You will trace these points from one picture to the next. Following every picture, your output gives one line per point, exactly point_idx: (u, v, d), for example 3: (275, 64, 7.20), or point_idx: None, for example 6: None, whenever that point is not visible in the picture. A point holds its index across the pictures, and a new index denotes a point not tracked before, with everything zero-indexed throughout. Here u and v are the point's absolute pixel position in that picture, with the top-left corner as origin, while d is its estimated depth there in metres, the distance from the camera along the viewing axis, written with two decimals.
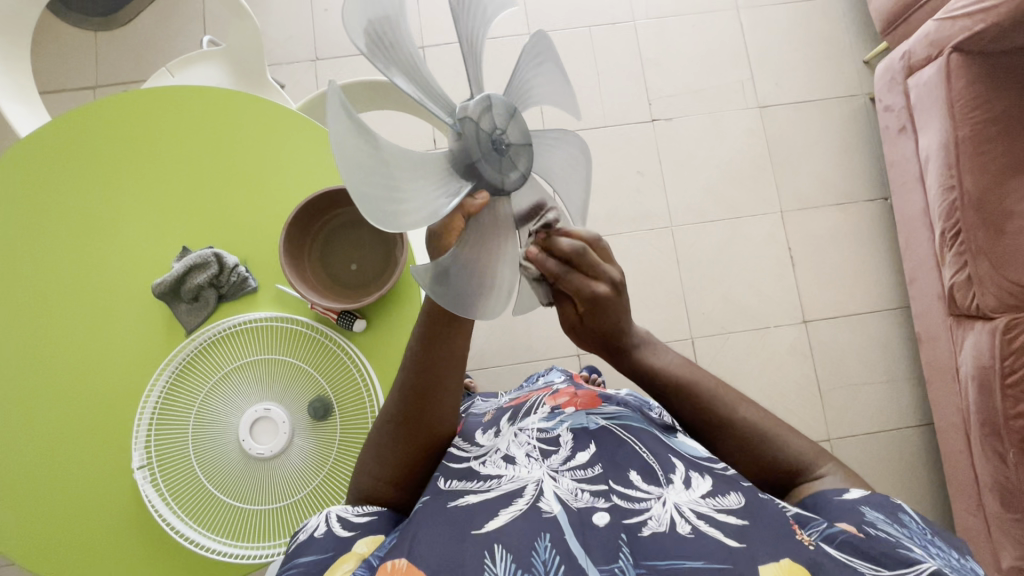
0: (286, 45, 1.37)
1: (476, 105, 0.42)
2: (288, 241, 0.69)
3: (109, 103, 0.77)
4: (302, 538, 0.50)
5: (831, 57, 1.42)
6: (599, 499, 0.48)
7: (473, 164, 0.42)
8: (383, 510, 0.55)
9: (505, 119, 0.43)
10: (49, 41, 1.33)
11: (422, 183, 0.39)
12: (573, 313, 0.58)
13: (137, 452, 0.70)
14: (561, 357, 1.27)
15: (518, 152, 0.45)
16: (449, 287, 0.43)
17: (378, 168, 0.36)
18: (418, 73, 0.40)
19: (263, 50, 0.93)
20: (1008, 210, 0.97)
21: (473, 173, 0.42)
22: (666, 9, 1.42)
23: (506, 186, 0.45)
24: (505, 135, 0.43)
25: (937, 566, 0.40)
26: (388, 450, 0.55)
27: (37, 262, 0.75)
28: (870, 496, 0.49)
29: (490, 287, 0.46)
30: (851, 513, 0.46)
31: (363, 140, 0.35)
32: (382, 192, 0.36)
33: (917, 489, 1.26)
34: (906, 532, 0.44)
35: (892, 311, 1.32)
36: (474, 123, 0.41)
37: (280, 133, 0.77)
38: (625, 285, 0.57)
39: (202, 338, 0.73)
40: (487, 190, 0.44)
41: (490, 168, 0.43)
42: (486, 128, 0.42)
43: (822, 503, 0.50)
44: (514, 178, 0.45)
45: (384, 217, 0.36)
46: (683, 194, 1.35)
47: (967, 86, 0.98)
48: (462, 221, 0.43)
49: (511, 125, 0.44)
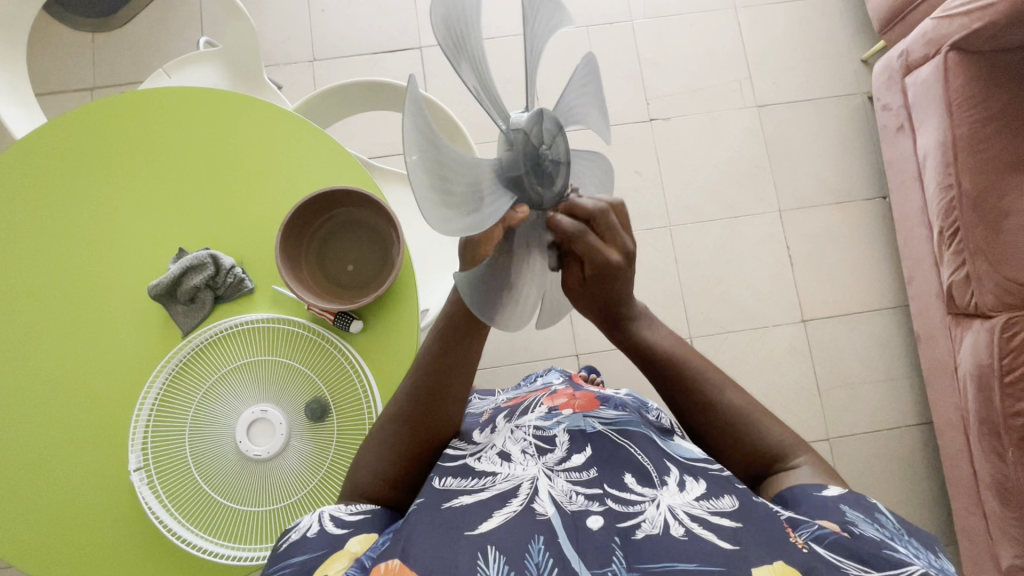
0: (284, 46, 1.37)
1: (528, 120, 0.42)
2: (285, 240, 0.68)
3: (104, 105, 0.77)
4: (295, 537, 0.49)
5: (828, 56, 1.42)
6: (593, 502, 0.48)
7: (517, 176, 0.41)
8: (377, 508, 0.54)
9: (546, 136, 0.44)
10: (47, 42, 1.33)
11: (472, 190, 0.37)
12: (577, 276, 0.52)
13: (134, 454, 0.70)
14: (560, 358, 1.27)
15: (556, 171, 0.46)
16: (488, 302, 0.41)
17: (436, 164, 0.34)
18: (481, 74, 0.39)
19: (260, 51, 0.93)
20: (1006, 208, 0.96)
21: (516, 185, 0.41)
22: (663, 8, 1.42)
23: (547, 199, 0.46)
24: (547, 151, 0.44)
25: (924, 569, 0.40)
26: (389, 448, 0.56)
27: (33, 263, 0.75)
28: (846, 493, 0.49)
29: (519, 299, 0.45)
30: (834, 512, 0.46)
31: (429, 142, 0.34)
32: (444, 194, 0.34)
33: (916, 488, 1.26)
34: (891, 531, 0.44)
35: (891, 310, 1.32)
36: (524, 135, 0.41)
37: (278, 134, 0.77)
38: (633, 258, 0.53)
39: (198, 340, 0.73)
40: (528, 205, 0.43)
41: (532, 183, 0.43)
42: (533, 140, 0.42)
43: (802, 499, 0.50)
44: (550, 196, 0.46)
45: (435, 213, 0.33)
46: (682, 194, 1.35)
47: (964, 85, 0.98)
48: (502, 232, 0.42)
49: (550, 141, 0.45)
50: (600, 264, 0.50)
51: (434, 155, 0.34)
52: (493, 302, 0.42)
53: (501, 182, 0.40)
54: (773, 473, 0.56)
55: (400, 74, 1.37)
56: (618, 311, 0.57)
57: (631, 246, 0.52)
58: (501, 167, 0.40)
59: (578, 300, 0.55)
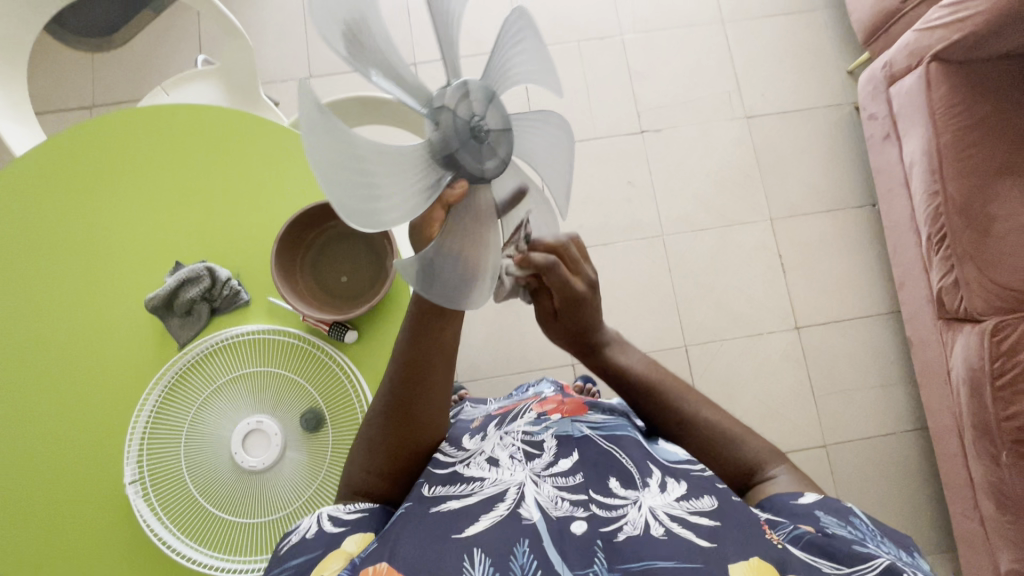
0: (281, 63, 1.39)
1: (453, 94, 0.43)
2: (279, 256, 0.70)
3: (103, 122, 0.78)
4: (295, 539, 0.50)
5: (815, 67, 1.45)
6: (578, 508, 0.48)
7: (451, 155, 0.43)
8: (375, 506, 0.55)
9: (482, 106, 0.44)
10: (47, 62, 1.35)
11: (402, 179, 0.40)
12: (549, 306, 0.65)
13: (129, 466, 0.70)
14: (555, 367, 1.27)
15: (498, 138, 0.46)
16: (439, 279, 0.45)
17: (357, 173, 0.37)
18: (387, 61, 0.40)
19: (256, 70, 0.95)
20: (991, 214, 0.98)
21: (452, 164, 0.44)
22: (653, 22, 1.45)
23: (494, 168, 0.47)
24: (483, 121, 0.44)
25: (890, 560, 0.41)
26: (377, 445, 0.55)
27: (29, 279, 0.76)
28: (822, 499, 0.50)
29: (478, 276, 0.48)
30: (808, 518, 0.47)
31: (342, 146, 0.36)
32: (362, 194, 0.37)
33: (913, 494, 1.26)
34: (865, 531, 0.45)
35: (884, 316, 1.33)
36: (450, 113, 0.43)
37: (271, 149, 0.79)
38: (597, 287, 0.65)
39: (196, 351, 0.74)
40: (467, 179, 0.45)
41: (469, 157, 0.44)
42: (467, 115, 0.43)
43: (779, 507, 0.50)
44: (494, 164, 0.47)
45: (365, 218, 0.37)
46: (674, 203, 1.36)
47: (947, 94, 1.00)
48: (442, 213, 0.45)
49: (489, 111, 0.45)
50: (567, 293, 0.62)
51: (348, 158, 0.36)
52: (443, 278, 0.45)
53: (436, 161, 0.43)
54: (753, 486, 0.56)
55: None
56: (588, 338, 0.69)
57: (593, 277, 0.65)
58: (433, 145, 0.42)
59: (552, 326, 0.67)
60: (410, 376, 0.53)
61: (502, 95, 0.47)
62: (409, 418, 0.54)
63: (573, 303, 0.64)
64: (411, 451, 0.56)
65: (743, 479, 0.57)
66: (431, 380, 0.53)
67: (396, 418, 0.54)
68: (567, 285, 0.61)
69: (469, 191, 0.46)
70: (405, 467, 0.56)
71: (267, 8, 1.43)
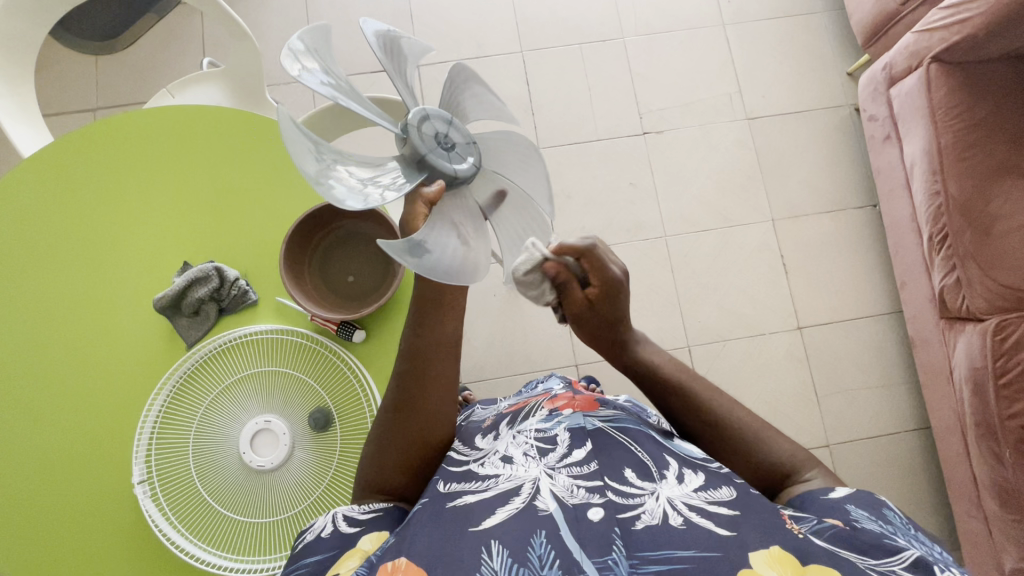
0: (284, 65, 1.40)
1: (416, 116, 0.49)
2: (287, 254, 0.70)
3: (115, 122, 0.79)
4: (310, 540, 0.51)
5: (815, 70, 1.46)
6: (594, 495, 0.48)
7: (422, 160, 0.48)
8: (389, 504, 0.55)
9: (441, 121, 0.50)
10: (51, 65, 1.36)
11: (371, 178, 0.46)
12: (583, 300, 0.64)
13: (138, 467, 0.70)
14: (560, 367, 1.28)
15: (464, 150, 0.52)
16: (428, 261, 0.46)
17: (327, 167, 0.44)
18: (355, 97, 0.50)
19: (264, 73, 0.95)
20: (992, 214, 0.99)
21: (425, 167, 0.49)
22: (654, 25, 1.46)
23: (466, 171, 0.51)
24: (447, 136, 0.50)
25: (919, 553, 0.42)
26: (390, 442, 0.56)
27: (38, 278, 0.76)
28: (857, 496, 0.50)
29: (470, 266, 0.50)
30: (840, 512, 0.48)
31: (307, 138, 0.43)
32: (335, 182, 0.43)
33: (917, 495, 1.27)
34: (894, 527, 0.45)
35: (885, 315, 1.34)
36: (417, 128, 0.49)
37: (282, 149, 0.79)
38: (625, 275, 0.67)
39: (204, 351, 0.74)
40: (443, 179, 0.49)
41: (440, 161, 0.49)
42: (427, 127, 0.49)
43: (812, 503, 0.51)
44: (467, 169, 0.51)
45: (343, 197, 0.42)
46: (677, 204, 1.37)
47: (947, 95, 1.01)
48: (425, 207, 0.48)
49: (449, 126, 0.51)
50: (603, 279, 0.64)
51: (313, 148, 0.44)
52: (434, 262, 0.46)
53: (404, 169, 0.49)
54: (783, 489, 0.57)
55: (398, 91, 1.40)
56: (617, 332, 0.69)
57: (620, 265, 0.67)
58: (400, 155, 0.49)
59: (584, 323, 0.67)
60: (417, 370, 0.54)
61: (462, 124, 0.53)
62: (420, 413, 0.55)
63: (608, 290, 0.65)
64: (425, 447, 0.56)
65: (778, 480, 0.57)
66: (434, 376, 0.55)
67: (407, 415, 0.55)
68: (605, 268, 0.64)
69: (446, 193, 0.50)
70: (421, 466, 0.57)
71: (270, 10, 1.43)
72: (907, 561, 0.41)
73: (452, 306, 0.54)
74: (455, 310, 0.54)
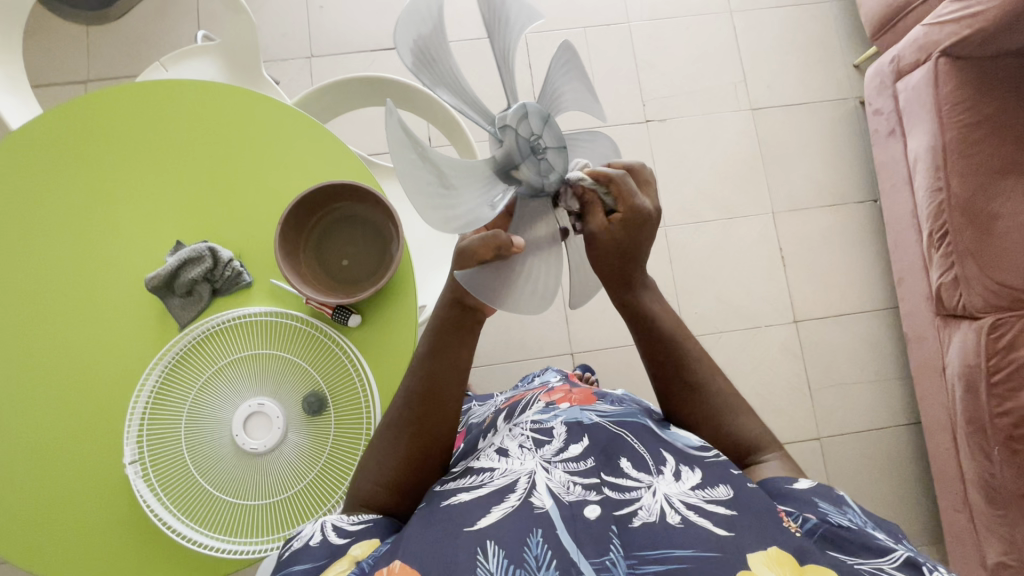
0: (282, 42, 1.37)
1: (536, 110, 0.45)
2: (283, 236, 0.68)
3: (106, 96, 0.77)
4: (297, 545, 0.50)
5: (822, 61, 1.45)
6: (590, 492, 0.48)
7: (504, 128, 0.43)
8: (379, 517, 0.55)
9: (555, 142, 0.47)
10: (42, 34, 1.32)
11: (445, 84, 0.42)
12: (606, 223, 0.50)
13: (128, 448, 0.69)
14: (555, 356, 1.28)
15: (550, 162, 0.46)
16: (412, 161, 0.38)
17: (424, 40, 0.40)
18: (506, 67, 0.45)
19: (259, 47, 0.92)
20: (995, 211, 0.98)
21: (501, 134, 0.43)
22: (660, 10, 1.43)
23: (543, 188, 0.47)
24: (541, 140, 0.46)
25: (908, 552, 0.42)
26: (388, 451, 0.57)
27: (25, 254, 0.74)
28: (816, 484, 0.50)
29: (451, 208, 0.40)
30: (808, 504, 0.47)
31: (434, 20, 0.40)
32: (417, 45, 0.39)
33: (903, 487, 1.29)
34: (861, 517, 0.46)
35: (881, 311, 1.34)
36: (527, 113, 0.44)
37: (278, 127, 0.77)
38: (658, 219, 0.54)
39: (197, 333, 0.73)
40: (504, 157, 0.44)
41: (517, 147, 0.44)
42: (537, 131, 0.45)
43: (774, 490, 0.50)
44: (529, 175, 0.45)
45: (406, 47, 0.38)
46: (677, 194, 1.36)
47: (955, 90, 1.00)
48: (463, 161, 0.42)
49: (558, 151, 0.47)
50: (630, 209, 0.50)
51: (429, 27, 0.40)
52: (416, 168, 0.39)
53: (490, 128, 0.44)
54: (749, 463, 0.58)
55: (397, 71, 1.38)
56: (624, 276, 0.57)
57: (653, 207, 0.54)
58: (497, 118, 0.44)
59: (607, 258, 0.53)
60: (426, 378, 0.57)
61: (568, 155, 0.49)
62: (430, 418, 0.57)
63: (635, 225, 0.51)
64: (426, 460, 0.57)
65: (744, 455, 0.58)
66: (446, 380, 0.57)
67: (416, 420, 0.57)
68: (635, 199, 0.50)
69: (495, 171, 0.44)
70: (412, 486, 0.57)
71: None
72: (897, 561, 0.42)
73: (469, 334, 0.58)
74: (472, 335, 0.58)
